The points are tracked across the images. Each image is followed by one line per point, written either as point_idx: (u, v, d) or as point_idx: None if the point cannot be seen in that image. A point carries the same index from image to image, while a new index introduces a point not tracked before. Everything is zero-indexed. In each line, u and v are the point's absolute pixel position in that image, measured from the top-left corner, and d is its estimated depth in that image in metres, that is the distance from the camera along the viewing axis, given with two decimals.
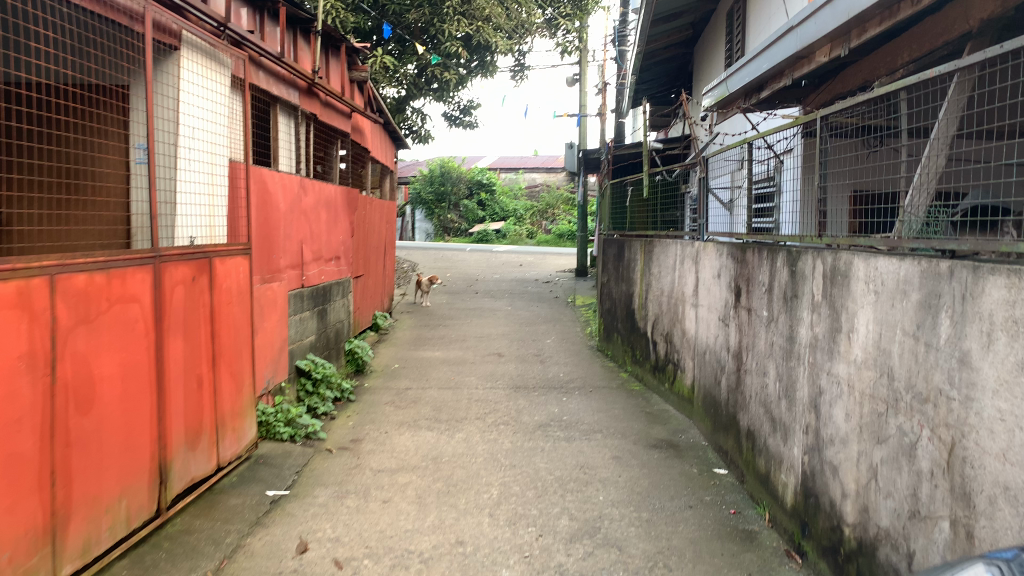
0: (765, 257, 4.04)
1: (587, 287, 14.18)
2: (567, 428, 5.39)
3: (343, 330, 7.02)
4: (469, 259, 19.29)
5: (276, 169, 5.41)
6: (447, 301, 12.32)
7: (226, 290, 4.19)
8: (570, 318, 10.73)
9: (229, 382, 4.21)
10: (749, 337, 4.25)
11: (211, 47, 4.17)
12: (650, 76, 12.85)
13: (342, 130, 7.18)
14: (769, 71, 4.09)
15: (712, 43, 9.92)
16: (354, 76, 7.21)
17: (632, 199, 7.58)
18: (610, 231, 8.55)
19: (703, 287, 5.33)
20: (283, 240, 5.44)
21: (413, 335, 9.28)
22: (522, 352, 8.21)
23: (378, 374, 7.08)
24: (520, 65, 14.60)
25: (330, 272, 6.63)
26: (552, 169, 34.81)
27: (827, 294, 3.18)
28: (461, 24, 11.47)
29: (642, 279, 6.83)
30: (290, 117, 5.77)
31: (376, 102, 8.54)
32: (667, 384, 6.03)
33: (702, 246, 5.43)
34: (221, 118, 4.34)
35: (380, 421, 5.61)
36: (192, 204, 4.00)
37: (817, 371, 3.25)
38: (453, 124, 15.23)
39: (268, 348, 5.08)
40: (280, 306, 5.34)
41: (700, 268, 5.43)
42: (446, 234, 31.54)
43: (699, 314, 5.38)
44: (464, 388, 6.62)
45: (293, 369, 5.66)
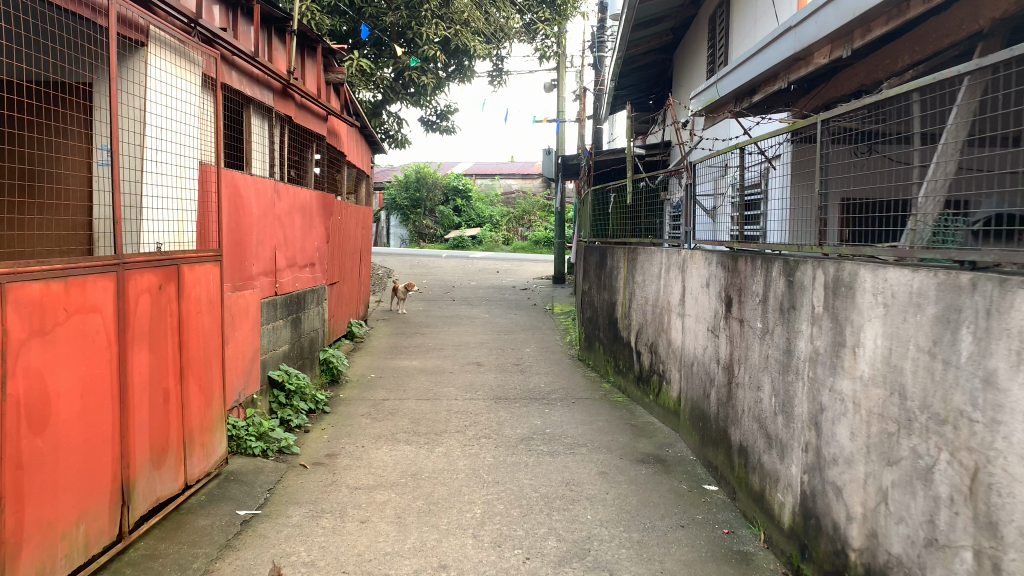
0: (759, 266, 3.91)
1: (565, 294, 14.05)
2: (551, 442, 5.22)
3: (318, 339, 6.81)
4: (446, 265, 19.09)
5: (250, 172, 5.20)
6: (423, 308, 12.11)
7: (196, 299, 3.97)
8: (549, 325, 10.58)
9: (199, 396, 3.99)
10: (741, 350, 4.12)
11: (181, 44, 3.96)
12: (630, 83, 12.77)
13: (318, 133, 6.98)
14: (763, 75, 3.98)
15: (693, 49, 9.84)
16: (330, 77, 7.01)
17: (614, 206, 7.45)
18: (592, 237, 8.41)
19: (690, 296, 5.20)
20: (256, 247, 5.23)
21: (390, 343, 9.07)
22: (502, 361, 8.04)
23: (354, 385, 6.87)
24: (498, 69, 14.46)
25: (304, 278, 6.42)
26: (528, 175, 34.73)
27: (829, 306, 3.05)
28: (439, 28, 11.30)
29: (625, 288, 6.69)
30: (264, 118, 5.56)
31: (353, 105, 8.34)
32: (652, 396, 5.88)
33: (689, 255, 5.30)
34: (192, 117, 4.13)
35: (356, 434, 5.41)
36: (160, 208, 3.79)
37: (818, 387, 3.12)
38: (430, 128, 15.05)
39: (240, 358, 4.86)
40: (252, 316, 5.12)
41: (687, 277, 5.29)
42: (421, 240, 31.31)
43: (686, 324, 5.25)
44: (443, 399, 6.43)
45: (266, 380, 5.45)
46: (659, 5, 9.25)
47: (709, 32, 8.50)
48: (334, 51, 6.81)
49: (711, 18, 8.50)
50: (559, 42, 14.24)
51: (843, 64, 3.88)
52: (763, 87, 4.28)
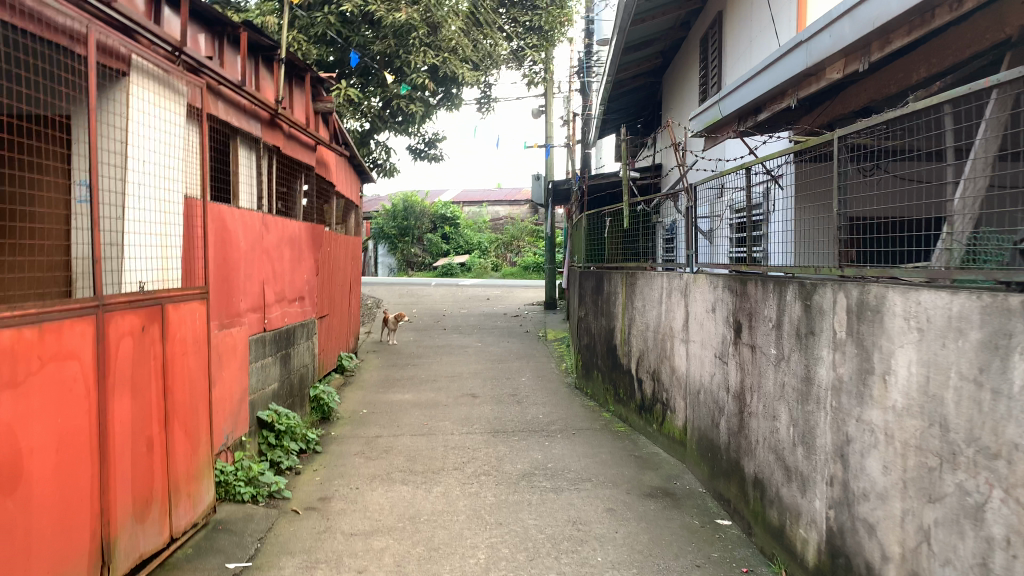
0: (770, 290, 3.75)
1: (557, 321, 13.87)
2: (554, 476, 5.01)
3: (307, 374, 6.58)
4: (436, 293, 18.90)
5: (237, 205, 5.03)
6: (414, 339, 11.89)
7: (181, 339, 3.76)
8: (543, 353, 10.39)
9: (185, 442, 3.77)
10: (754, 378, 3.95)
11: (165, 73, 3.78)
12: (619, 107, 12.70)
13: (307, 164, 6.81)
14: (771, 91, 3.89)
15: (683, 72, 9.78)
16: (318, 106, 6.86)
17: (610, 231, 7.30)
18: (586, 264, 8.26)
19: (694, 322, 5.03)
20: (244, 282, 5.03)
21: (382, 376, 8.85)
22: (497, 392, 7.84)
23: (345, 422, 6.64)
24: (486, 96, 14.39)
25: (293, 312, 6.21)
26: (515, 202, 34.69)
27: (854, 331, 2.88)
28: (427, 56, 11.21)
29: (624, 314, 6.52)
30: (252, 149, 5.40)
31: (341, 135, 8.19)
32: (656, 426, 5.69)
33: (692, 279, 5.14)
34: (178, 149, 3.96)
35: (350, 475, 5.18)
36: (142, 244, 3.59)
37: (843, 417, 2.94)
38: (418, 156, 14.93)
39: (227, 399, 4.64)
40: (240, 354, 4.91)
41: (691, 302, 5.13)
42: (409, 269, 31.13)
43: (691, 351, 5.08)
44: (440, 434, 6.21)
45: (255, 421, 5.22)
46: (649, 28, 9.19)
47: (701, 54, 8.43)
48: (322, 80, 6.67)
49: (703, 39, 8.43)
50: (546, 68, 14.20)
51: (853, 79, 3.76)
52: (770, 104, 4.16)
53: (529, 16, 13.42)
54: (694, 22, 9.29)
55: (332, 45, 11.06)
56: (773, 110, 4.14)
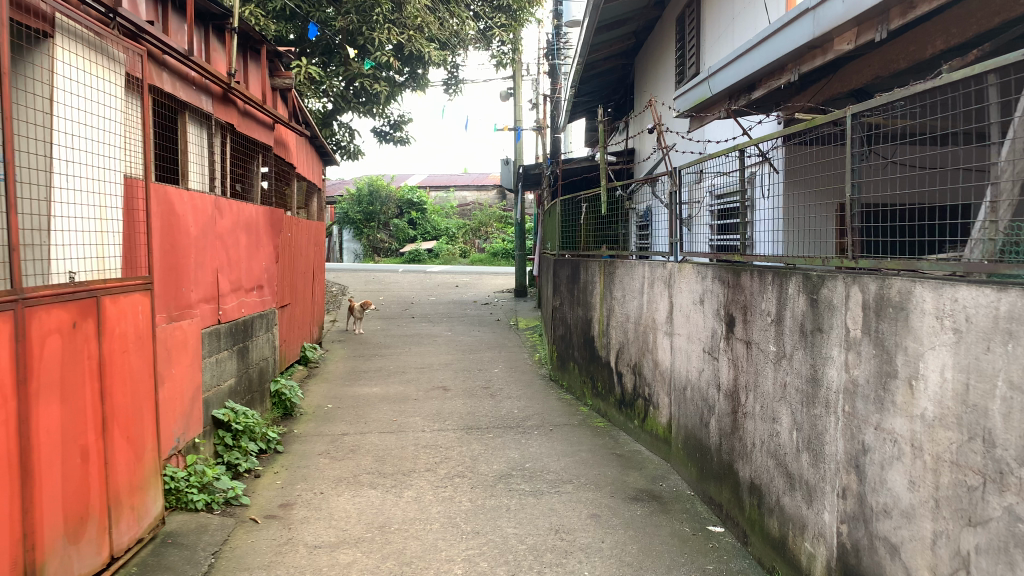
0: (768, 282, 3.48)
1: (528, 308, 13.57)
2: (532, 478, 4.72)
3: (267, 368, 6.20)
4: (403, 280, 18.50)
5: (187, 187, 4.64)
6: (382, 327, 11.52)
7: (121, 335, 3.38)
8: (515, 343, 10.08)
9: (128, 449, 3.40)
10: (749, 375, 3.69)
11: (98, 37, 3.37)
12: (590, 90, 12.38)
13: (264, 144, 6.41)
14: (770, 64, 3.59)
15: (657, 52, 9.47)
16: (276, 82, 6.44)
17: (585, 217, 7.01)
18: (560, 251, 7.96)
19: (679, 314, 4.76)
20: (194, 271, 4.64)
21: (348, 368, 8.48)
22: (469, 384, 7.52)
23: (309, 418, 6.27)
24: (454, 77, 13.98)
25: (251, 302, 5.82)
26: (483, 187, 34.24)
27: (870, 330, 2.61)
28: (391, 34, 10.78)
29: (602, 304, 6.24)
30: (202, 126, 4.99)
31: (302, 114, 7.77)
32: (637, 422, 5.43)
33: (677, 268, 4.87)
34: (116, 125, 3.57)
35: (314, 478, 4.83)
36: (76, 230, 3.21)
37: (859, 424, 2.67)
38: (384, 139, 14.49)
39: (177, 399, 4.25)
40: (192, 349, 4.53)
41: (676, 293, 4.86)
42: (376, 254, 30.62)
43: (676, 345, 4.82)
44: (409, 431, 5.88)
45: (210, 421, 4.85)
46: (623, 7, 8.85)
47: (677, 33, 8.14)
48: (280, 55, 6.26)
49: (679, 18, 8.13)
50: (515, 48, 13.82)
51: (857, 53, 3.48)
52: (765, 81, 3.87)
53: None
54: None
55: (292, 22, 10.59)
56: (768, 87, 3.85)
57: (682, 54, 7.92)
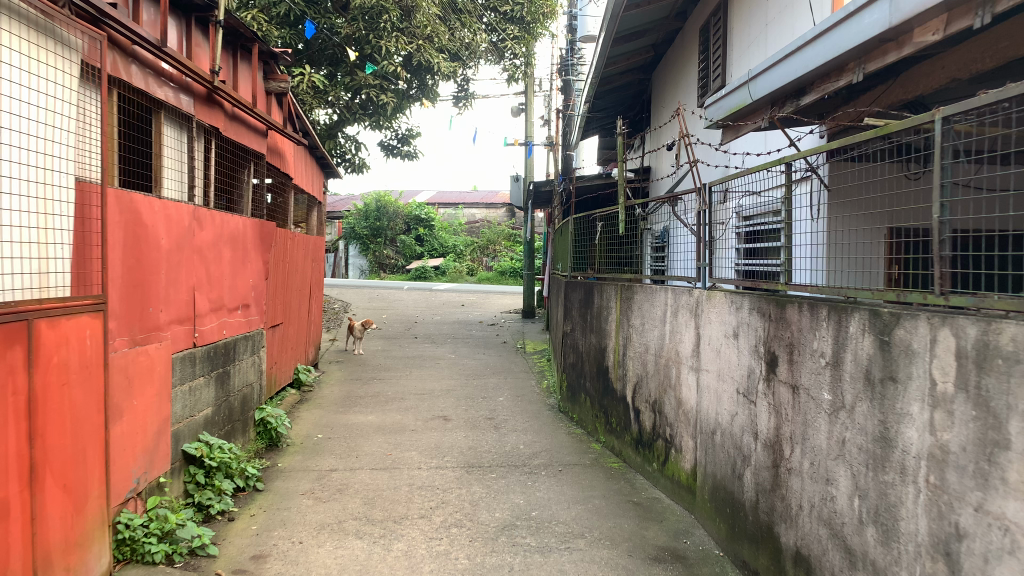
0: (822, 318, 2.96)
1: (536, 330, 13.05)
2: (539, 531, 4.19)
3: (251, 394, 5.69)
4: (408, 298, 18.03)
5: (159, 194, 4.15)
6: (382, 348, 11.01)
7: (60, 365, 2.88)
8: (521, 368, 9.54)
9: (65, 498, 2.88)
10: (795, 425, 3.16)
11: (45, 16, 2.90)
12: (605, 105, 11.91)
13: (255, 152, 5.94)
14: (828, 63, 3.08)
15: (678, 65, 8.98)
16: (271, 86, 6.00)
17: (601, 237, 6.51)
18: (573, 272, 7.45)
19: (708, 348, 4.25)
20: (165, 288, 4.15)
21: (343, 393, 7.97)
22: (472, 414, 6.99)
23: (295, 451, 5.75)
24: (464, 90, 13.56)
25: (235, 323, 5.33)
26: (492, 204, 33.79)
27: (966, 385, 2.09)
28: (399, 42, 10.35)
29: (617, 332, 5.71)
30: (181, 128, 4.52)
31: (300, 121, 7.31)
32: (657, 465, 4.90)
33: (705, 296, 4.36)
34: (66, 121, 3.09)
35: (294, 524, 4.30)
36: (8, 240, 2.72)
37: (951, 501, 2.15)
38: (390, 153, 14.05)
39: (137, 434, 3.75)
40: (160, 376, 4.03)
41: (704, 325, 4.34)
42: (382, 271, 30.22)
43: (703, 383, 4.29)
44: (404, 468, 5.35)
45: (180, 456, 4.33)
46: (643, 16, 8.37)
47: (701, 45, 7.66)
48: (275, 56, 5.81)
49: (703, 28, 7.65)
50: (527, 62, 13.38)
51: (931, 51, 2.98)
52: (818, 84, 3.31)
53: (510, 6, 12.58)
54: (691, 10, 8.50)
55: (296, 30, 10.18)
56: (822, 91, 3.30)
57: (707, 66, 7.43)
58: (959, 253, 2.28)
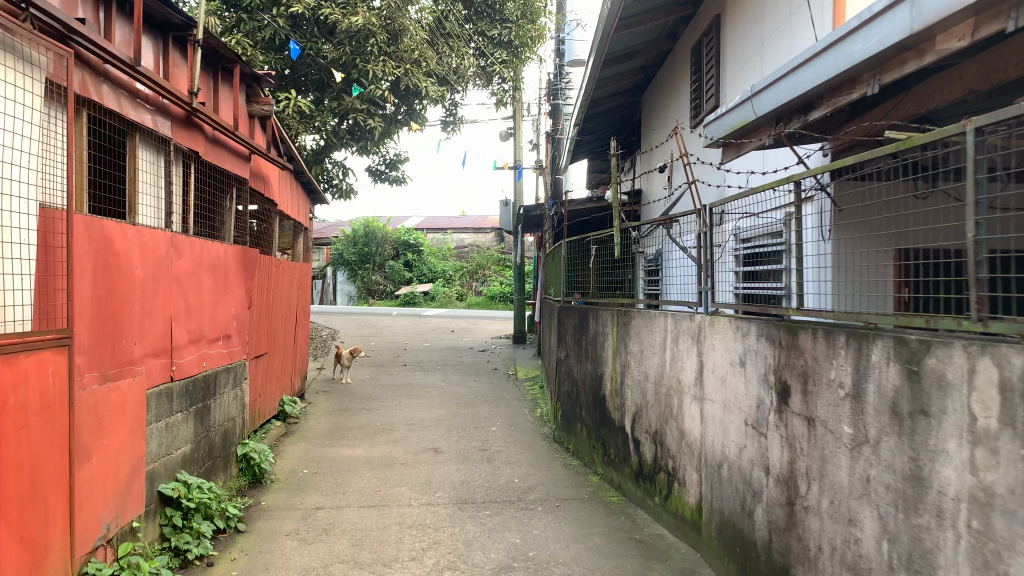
0: (840, 345, 2.77)
1: (527, 356, 12.83)
2: (537, 573, 3.96)
3: (233, 428, 5.45)
4: (397, 324, 17.79)
5: (134, 220, 3.94)
6: (371, 376, 10.76)
7: (17, 407, 2.65)
8: (513, 396, 9.31)
9: (21, 553, 2.64)
10: (811, 460, 2.96)
11: (5, 30, 2.70)
12: (594, 128, 11.79)
13: (237, 176, 5.75)
14: (841, 74, 2.92)
15: (669, 86, 8.87)
16: (254, 109, 5.82)
17: (595, 261, 6.33)
18: (567, 297, 7.26)
19: (712, 376, 4.05)
20: (140, 319, 3.92)
21: (330, 424, 7.72)
22: (464, 446, 6.75)
23: (280, 488, 5.49)
24: (452, 115, 13.44)
25: (215, 354, 5.11)
26: (481, 229, 33.65)
27: (1013, 420, 1.90)
28: (386, 66, 10.22)
29: (614, 359, 5.51)
30: (158, 151, 4.32)
31: (286, 146, 7.13)
32: (659, 499, 4.68)
33: (708, 322, 4.17)
34: (28, 142, 2.88)
35: (277, 568, 4.04)
36: None
37: (999, 550, 1.94)
38: (378, 178, 13.89)
39: (108, 476, 3.51)
40: (133, 413, 3.80)
41: (707, 352, 4.14)
42: (370, 297, 29.96)
43: (708, 413, 4.09)
44: (394, 505, 5.11)
45: (155, 497, 4.08)
46: (633, 37, 8.25)
47: (693, 66, 7.54)
48: (259, 78, 5.64)
49: (695, 48, 7.54)
50: (516, 86, 13.29)
51: (949, 62, 2.83)
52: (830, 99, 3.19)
53: (498, 29, 12.50)
54: (682, 31, 8.41)
55: (282, 54, 10.04)
56: (834, 104, 3.19)
57: (700, 87, 7.31)
58: (998, 275, 2.09)
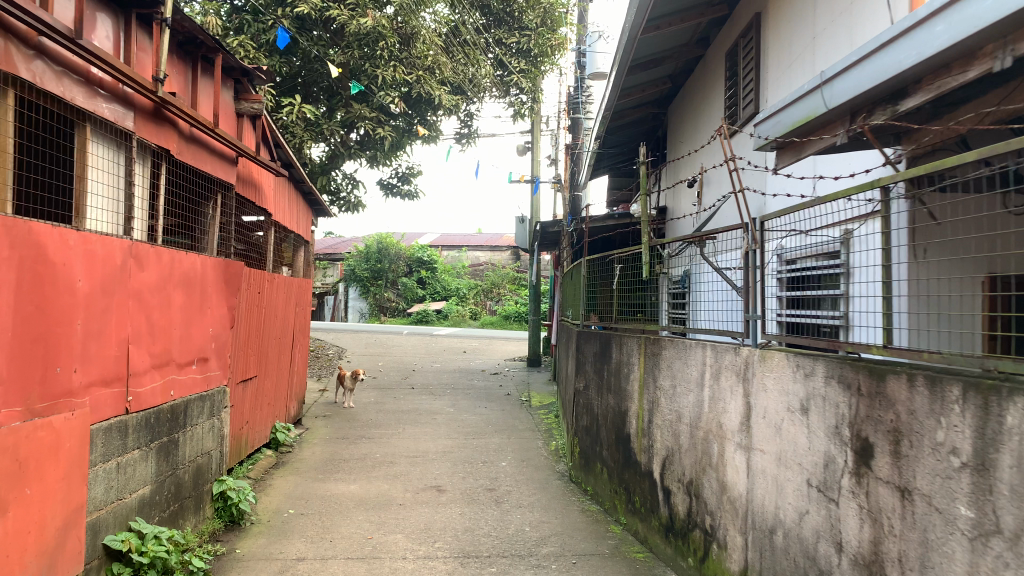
0: (954, 398, 2.10)
1: (542, 381, 12.18)
2: None
3: (209, 463, 4.85)
4: (407, 343, 17.18)
5: (80, 225, 3.34)
6: (375, 400, 10.13)
7: None
8: (526, 425, 8.65)
9: None
10: (906, 545, 2.29)
11: None
12: (616, 142, 11.19)
13: (221, 180, 5.16)
14: (951, 49, 2.26)
15: (699, 95, 8.24)
16: (242, 106, 5.25)
17: (619, 281, 5.69)
18: (585, 320, 6.62)
19: (764, 420, 3.39)
20: (83, 342, 3.30)
21: (326, 455, 7.10)
22: (470, 484, 6.10)
23: (260, 532, 4.86)
24: (467, 127, 12.89)
25: (186, 381, 4.50)
26: (496, 247, 33.04)
27: None
28: (397, 72, 9.66)
29: (641, 392, 4.85)
30: (116, 147, 3.72)
31: (282, 150, 6.55)
32: (695, 562, 4.01)
33: (759, 357, 3.50)
34: None
35: None
36: None
37: None
38: (389, 192, 13.34)
39: (30, 533, 2.87)
40: (70, 455, 3.15)
41: (758, 394, 3.48)
42: (382, 314, 29.42)
43: (757, 464, 3.44)
44: (386, 557, 4.46)
45: (101, 552, 3.44)
46: (661, 41, 7.64)
47: (728, 71, 6.92)
48: (247, 72, 5.06)
49: (729, 51, 6.91)
50: (534, 98, 12.71)
51: None
52: (928, 83, 2.49)
53: (517, 37, 11.92)
54: (714, 36, 7.78)
55: (288, 58, 9.50)
56: (935, 89, 2.49)
57: (735, 93, 6.68)
58: None
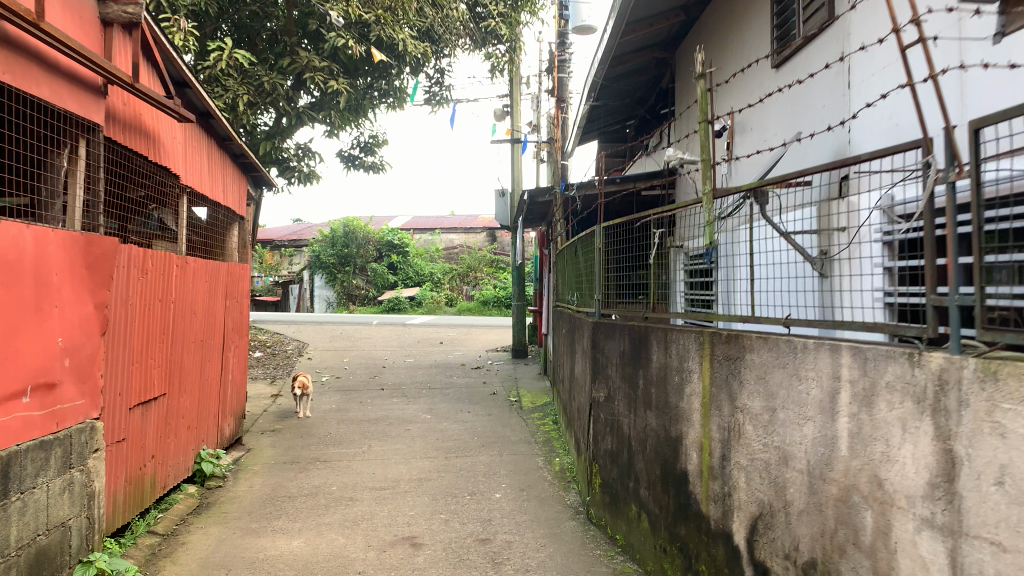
0: None
1: (531, 376, 10.63)
2: None
3: (64, 539, 3.24)
4: (377, 334, 15.54)
5: None
6: (335, 407, 8.49)
7: None
8: (520, 436, 7.09)
9: None
10: None
11: None
12: (612, 96, 9.61)
13: (85, 121, 3.53)
14: None
15: (724, 24, 6.69)
16: (111, 12, 3.62)
17: (659, 254, 4.16)
18: (603, 307, 5.06)
19: (998, 487, 1.86)
20: None
21: (268, 489, 5.50)
22: (455, 533, 4.54)
23: None
24: (438, 85, 11.22)
25: (10, 426, 2.87)
26: (471, 229, 31.30)
27: None
28: (350, 9, 7.99)
29: (707, 415, 3.30)
30: None
31: (191, 92, 4.89)
32: None
33: (975, 376, 1.96)
34: None
35: None
36: None
37: None
38: (350, 164, 11.66)
39: None
40: None
41: (975, 442, 1.94)
42: (351, 302, 27.66)
43: (979, 567, 1.91)
44: None
45: None
46: None
47: None
48: None
49: None
50: (512, 49, 11.03)
51: None
52: None
53: None
54: None
55: None
56: None
57: (789, 6, 5.14)
58: None
